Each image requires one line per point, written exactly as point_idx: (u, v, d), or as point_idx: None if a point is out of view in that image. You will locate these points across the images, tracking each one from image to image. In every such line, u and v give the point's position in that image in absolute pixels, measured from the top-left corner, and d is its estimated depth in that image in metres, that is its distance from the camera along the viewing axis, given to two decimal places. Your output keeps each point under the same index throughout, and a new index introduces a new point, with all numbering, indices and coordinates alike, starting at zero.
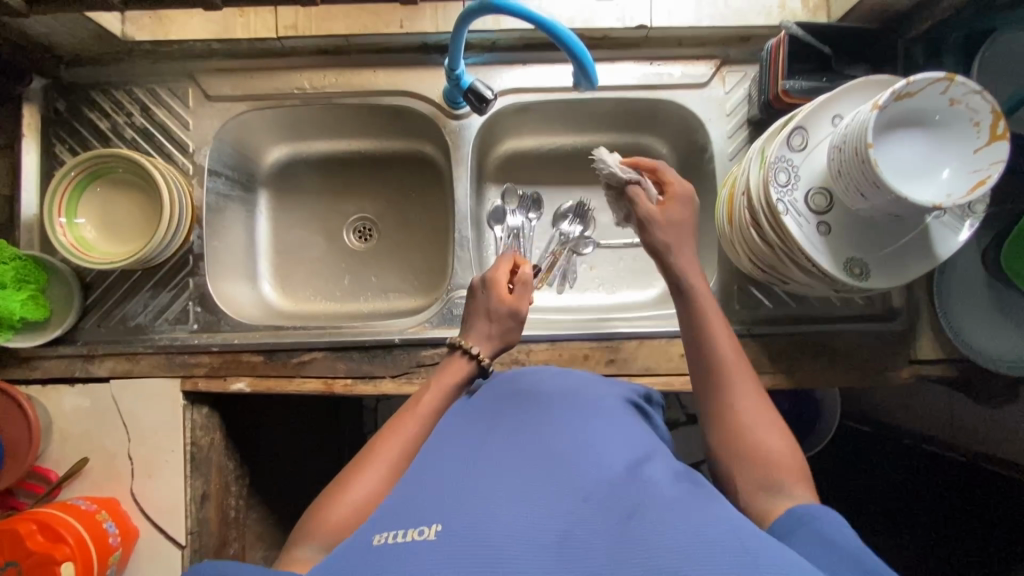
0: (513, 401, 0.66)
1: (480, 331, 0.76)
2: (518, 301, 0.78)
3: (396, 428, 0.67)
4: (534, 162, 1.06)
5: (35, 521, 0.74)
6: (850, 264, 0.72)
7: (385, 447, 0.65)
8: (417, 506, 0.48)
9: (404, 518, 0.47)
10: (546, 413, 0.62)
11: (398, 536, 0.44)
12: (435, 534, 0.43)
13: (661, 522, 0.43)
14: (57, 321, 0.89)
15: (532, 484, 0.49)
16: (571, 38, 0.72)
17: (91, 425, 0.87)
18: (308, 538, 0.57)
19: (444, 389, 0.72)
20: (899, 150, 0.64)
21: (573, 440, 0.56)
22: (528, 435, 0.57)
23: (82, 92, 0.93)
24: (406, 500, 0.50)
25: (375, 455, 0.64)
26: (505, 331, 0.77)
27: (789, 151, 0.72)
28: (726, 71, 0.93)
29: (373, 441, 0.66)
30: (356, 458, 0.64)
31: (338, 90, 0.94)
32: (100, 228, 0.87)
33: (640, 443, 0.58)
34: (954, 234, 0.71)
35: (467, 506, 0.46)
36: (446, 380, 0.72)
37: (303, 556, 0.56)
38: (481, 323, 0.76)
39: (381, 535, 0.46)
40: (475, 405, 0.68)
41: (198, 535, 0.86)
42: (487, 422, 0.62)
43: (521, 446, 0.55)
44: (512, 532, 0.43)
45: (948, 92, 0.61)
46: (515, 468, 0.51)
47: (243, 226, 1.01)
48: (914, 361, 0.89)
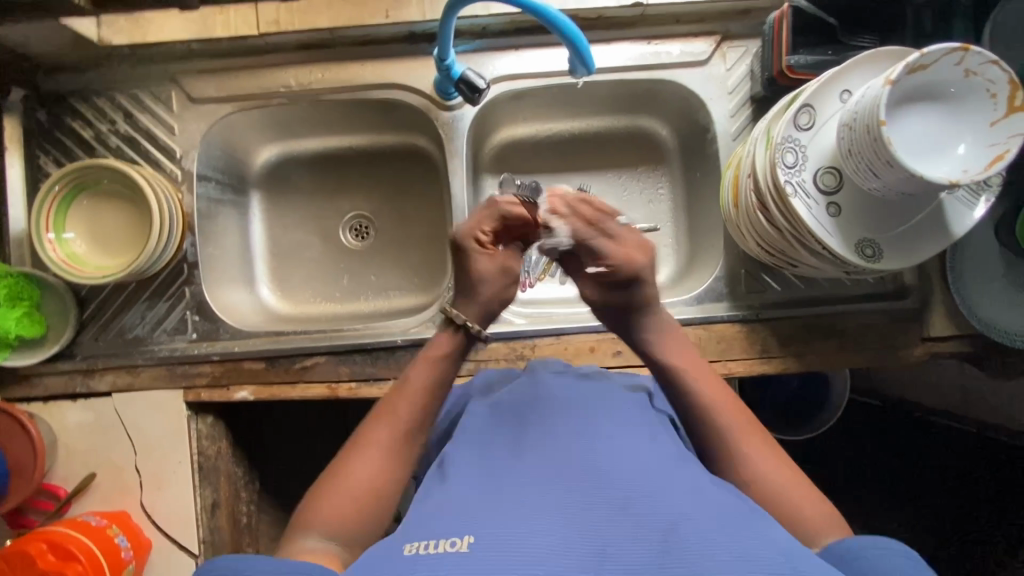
0: (531, 406, 0.64)
1: (479, 300, 0.70)
2: (512, 258, 0.71)
3: (390, 406, 0.64)
4: (531, 150, 1.03)
5: (46, 540, 0.75)
6: (862, 246, 0.70)
7: (377, 433, 0.62)
8: (447, 518, 0.46)
9: (434, 529, 0.45)
10: (567, 416, 0.60)
11: (429, 547, 0.43)
12: (467, 547, 0.42)
13: (702, 537, 0.42)
14: (54, 336, 0.88)
15: (564, 495, 0.48)
16: (564, 21, 0.69)
17: (95, 439, 0.86)
18: (312, 529, 0.56)
19: (434, 364, 0.67)
20: (913, 126, 0.61)
21: (601, 445, 0.54)
22: (553, 442, 0.56)
23: (63, 100, 0.90)
24: (432, 512, 0.48)
25: (373, 437, 0.62)
26: (481, 289, 0.69)
27: (796, 130, 0.69)
28: (726, 48, 0.89)
29: (370, 420, 0.64)
30: (355, 441, 0.62)
31: (325, 86, 0.91)
32: (90, 240, 0.85)
33: (666, 445, 0.57)
34: (969, 210, 0.68)
35: (499, 517, 0.45)
36: (435, 357, 0.67)
37: (308, 547, 0.55)
38: (482, 291, 0.69)
39: (412, 544, 0.44)
40: (496, 410, 0.66)
41: (211, 544, 0.86)
42: (509, 430, 0.61)
43: (547, 454, 0.54)
44: (549, 545, 0.42)
45: (963, 63, 0.58)
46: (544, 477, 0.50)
47: (236, 229, 0.99)
48: (927, 339, 0.87)
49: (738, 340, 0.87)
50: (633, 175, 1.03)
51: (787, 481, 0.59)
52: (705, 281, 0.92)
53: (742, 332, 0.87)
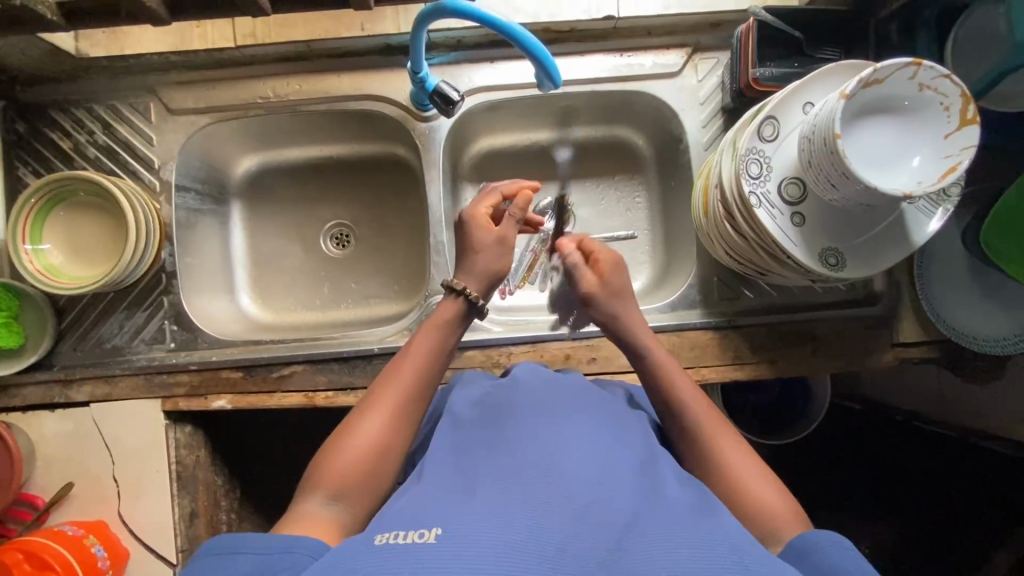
0: (507, 404, 0.65)
1: (474, 271, 0.75)
2: (507, 228, 0.79)
3: (397, 370, 0.66)
4: (510, 159, 1.05)
5: (21, 550, 0.75)
6: (826, 255, 0.71)
7: (385, 392, 0.64)
8: (416, 513, 0.47)
9: (404, 522, 0.45)
10: (542, 414, 0.61)
11: (399, 537, 0.43)
12: (436, 538, 0.43)
13: (661, 538, 0.44)
14: (32, 347, 0.88)
15: (533, 491, 0.48)
16: (527, 40, 0.70)
17: (73, 449, 0.87)
18: (313, 492, 0.55)
19: (438, 330, 0.70)
20: (869, 138, 0.63)
21: (571, 444, 0.55)
22: (527, 437, 0.56)
23: (42, 112, 0.91)
24: (401, 508, 0.49)
25: (373, 402, 0.63)
26: (487, 259, 0.76)
27: (760, 142, 0.71)
28: (697, 59, 0.91)
29: (371, 390, 0.65)
30: (356, 409, 0.63)
31: (303, 98, 0.92)
32: (67, 251, 0.85)
33: (634, 449, 0.58)
34: (929, 219, 0.70)
35: (468, 513, 0.45)
36: (439, 322, 0.71)
37: (311, 510, 0.54)
38: (477, 258, 0.76)
39: (384, 534, 0.44)
40: (473, 405, 0.67)
41: (189, 553, 0.86)
42: (481, 427, 0.61)
43: (518, 448, 0.54)
44: (516, 541, 0.43)
45: (915, 77, 0.60)
46: (515, 472, 0.50)
47: (216, 238, 1.00)
48: (897, 344, 0.89)
49: (711, 347, 0.88)
50: (610, 183, 1.05)
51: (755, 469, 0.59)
52: (680, 288, 0.93)
53: (715, 339, 0.88)
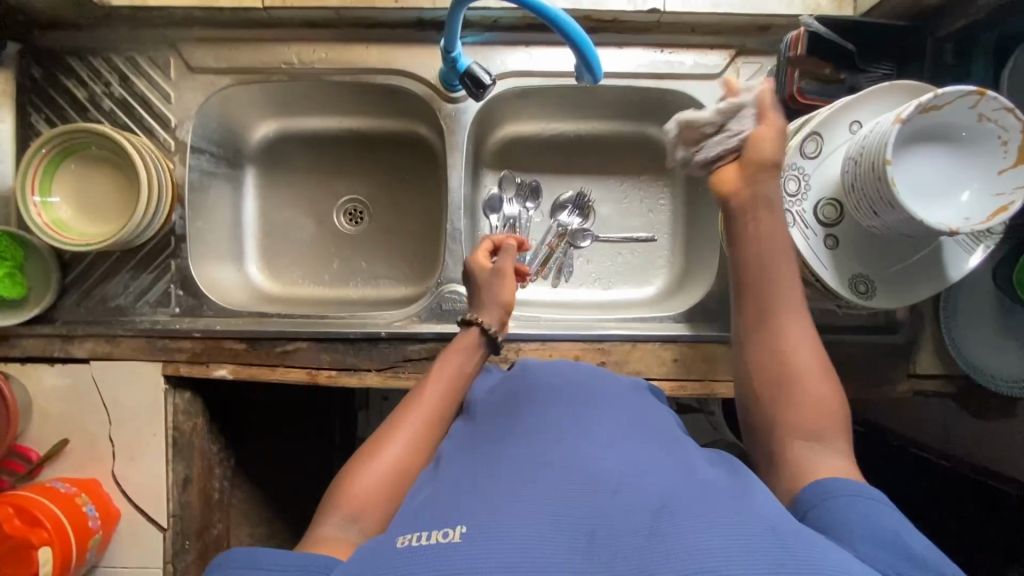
0: (522, 392, 0.64)
1: (484, 304, 0.77)
2: (506, 261, 0.80)
3: (420, 395, 0.66)
4: (534, 148, 1.02)
5: (12, 505, 0.73)
6: (856, 281, 0.69)
7: (408, 414, 0.64)
8: (434, 512, 0.46)
9: (422, 523, 0.44)
10: (559, 403, 0.60)
11: (422, 538, 0.42)
12: (459, 537, 0.41)
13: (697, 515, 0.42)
14: (35, 299, 0.87)
15: (556, 479, 0.47)
16: (573, 28, 0.67)
17: (70, 406, 0.86)
18: (332, 513, 0.54)
19: (460, 357, 0.72)
20: (920, 166, 0.60)
21: (596, 435, 0.53)
22: (544, 426, 0.55)
23: (58, 58, 0.88)
24: (419, 508, 0.48)
25: (396, 425, 0.62)
26: (494, 294, 0.78)
27: (802, 158, 0.68)
28: (740, 62, 0.87)
29: (393, 413, 0.65)
30: (379, 430, 0.63)
31: (328, 67, 0.89)
32: (75, 206, 0.83)
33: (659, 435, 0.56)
34: (967, 255, 0.68)
35: (489, 506, 0.44)
36: (460, 349, 0.72)
37: (330, 532, 0.52)
38: (483, 295, 0.78)
39: (404, 537, 0.43)
40: (491, 396, 0.66)
41: (179, 518, 0.86)
42: (499, 420, 0.59)
43: (539, 440, 0.53)
44: (545, 534, 0.41)
45: (977, 107, 0.57)
46: (533, 462, 0.49)
47: (228, 204, 0.97)
48: (912, 376, 0.87)
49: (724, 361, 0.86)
50: (635, 183, 1.02)
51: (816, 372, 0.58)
52: (697, 298, 0.91)
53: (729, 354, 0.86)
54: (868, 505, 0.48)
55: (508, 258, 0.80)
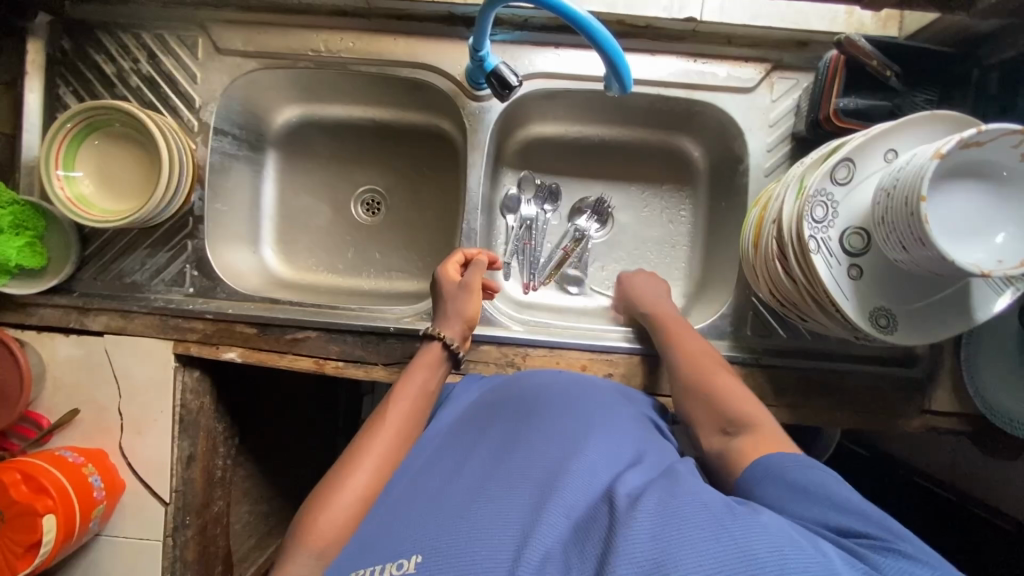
0: (497, 400, 0.66)
1: (446, 317, 0.74)
2: (475, 277, 0.76)
3: (382, 417, 0.64)
4: (556, 150, 1.00)
5: (20, 471, 0.75)
6: (878, 315, 0.67)
7: (373, 439, 0.62)
8: (398, 538, 0.49)
9: (385, 552, 0.48)
10: (529, 412, 0.61)
11: (379, 572, 0.46)
12: (415, 567, 0.45)
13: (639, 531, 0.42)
14: (54, 269, 0.88)
15: (507, 494, 0.49)
16: (604, 37, 0.65)
17: (83, 377, 0.87)
18: (300, 552, 0.53)
19: (420, 374, 0.69)
20: (955, 203, 0.58)
21: (555, 448, 0.54)
22: (508, 440, 0.57)
23: (89, 31, 0.88)
24: (386, 528, 0.51)
25: (358, 453, 0.60)
26: (457, 307, 0.75)
27: (832, 184, 0.66)
28: (776, 77, 0.84)
29: (356, 440, 0.62)
30: (342, 459, 0.60)
31: (354, 57, 0.88)
32: (98, 181, 0.84)
33: (626, 444, 0.56)
34: (995, 296, 0.65)
35: (440, 528, 0.47)
36: (422, 366, 0.70)
37: (299, 574, 0.52)
38: (446, 308, 0.75)
39: (365, 570, 0.47)
40: (472, 406, 0.67)
41: (182, 494, 0.87)
42: (474, 433, 0.61)
43: (501, 458, 0.54)
44: (488, 553, 0.44)
45: (1020, 147, 0.54)
46: (489, 479, 0.52)
47: (247, 186, 0.97)
48: (927, 411, 0.85)
49: None
50: (656, 193, 1.00)
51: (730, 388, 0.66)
52: (711, 316, 0.89)
53: (740, 375, 0.85)
54: (807, 467, 0.52)
55: (478, 274, 0.76)
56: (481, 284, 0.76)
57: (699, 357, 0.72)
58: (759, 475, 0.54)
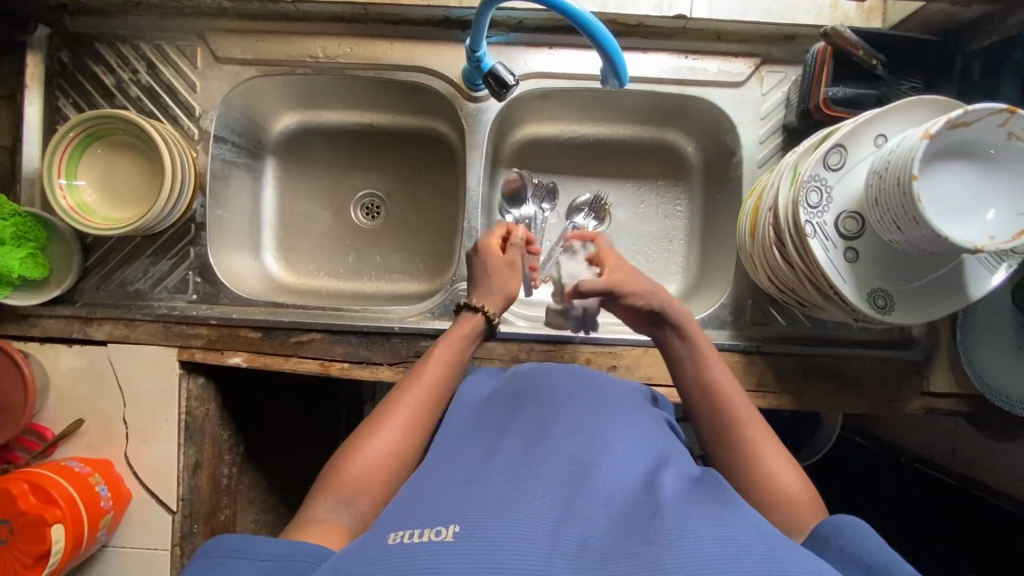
0: (521, 396, 0.64)
1: (482, 291, 0.76)
2: (515, 256, 0.79)
3: (415, 379, 0.66)
4: (553, 149, 1.02)
5: (28, 481, 0.74)
6: (875, 296, 0.68)
7: (401, 400, 0.64)
8: (431, 508, 0.45)
9: (417, 518, 0.44)
10: (559, 409, 0.59)
11: (414, 536, 0.42)
12: (454, 536, 0.41)
13: (686, 527, 0.41)
14: (56, 280, 0.88)
15: (548, 482, 0.47)
16: (600, 30, 0.67)
17: (86, 387, 0.87)
18: (325, 495, 0.55)
19: (455, 344, 0.71)
20: (946, 184, 0.60)
21: (587, 440, 0.53)
22: (542, 432, 0.55)
23: (88, 44, 0.89)
24: (410, 503, 0.48)
25: (390, 410, 0.63)
26: (495, 283, 0.76)
27: (825, 170, 0.67)
28: (765, 71, 0.87)
29: (388, 398, 0.65)
30: (373, 415, 0.63)
31: (352, 62, 0.89)
32: (100, 190, 0.85)
33: (654, 446, 0.56)
34: (989, 274, 0.67)
35: (481, 505, 0.44)
36: (459, 335, 0.72)
37: (321, 515, 0.54)
38: (483, 282, 0.77)
39: (396, 533, 0.43)
40: (491, 401, 0.66)
41: (189, 502, 0.87)
42: (496, 424, 0.60)
43: (533, 444, 0.53)
44: (535, 536, 0.41)
45: (1006, 125, 0.56)
46: (528, 465, 0.49)
47: (248, 193, 0.98)
48: (926, 393, 0.86)
49: (735, 370, 0.86)
50: (652, 189, 1.02)
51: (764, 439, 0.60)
52: (711, 306, 0.90)
53: (741, 364, 0.86)
54: (871, 529, 0.48)
55: (517, 253, 0.80)
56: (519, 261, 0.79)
57: (747, 410, 0.62)
58: (821, 540, 0.49)
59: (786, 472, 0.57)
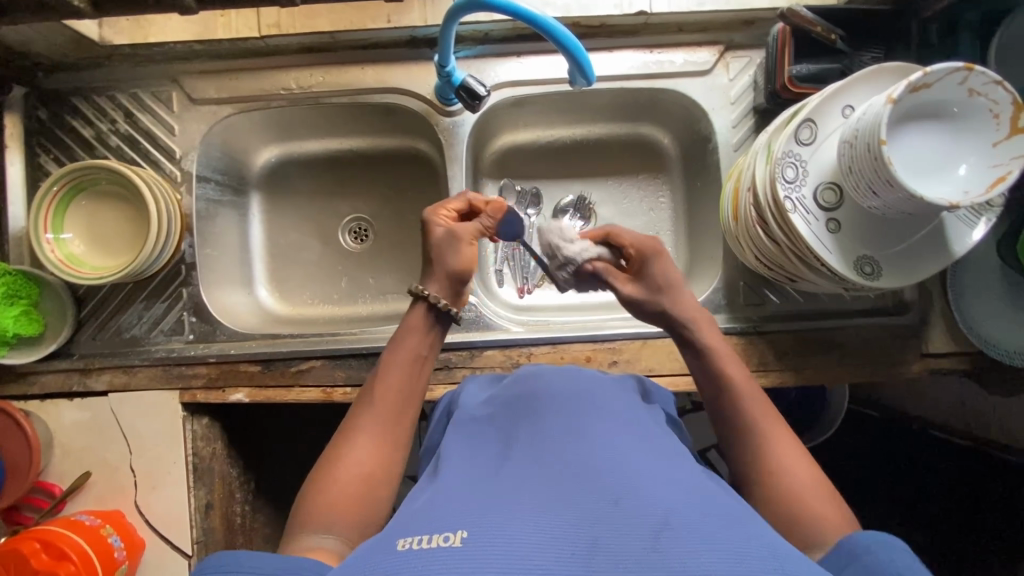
0: (521, 404, 0.64)
1: (438, 270, 0.68)
2: (466, 227, 0.71)
3: (374, 394, 0.63)
4: (531, 155, 1.03)
5: (39, 539, 0.75)
6: (862, 263, 0.69)
7: (364, 420, 0.61)
8: (438, 515, 0.45)
9: (426, 526, 0.44)
10: (564, 415, 0.59)
11: (421, 542, 0.41)
12: (461, 541, 0.41)
13: (694, 529, 0.41)
14: (51, 335, 0.88)
15: (556, 490, 0.47)
16: (562, 34, 0.68)
17: (91, 439, 0.86)
18: (309, 528, 0.54)
19: (409, 339, 0.66)
20: (914, 147, 0.61)
21: (592, 445, 0.53)
22: (548, 440, 0.55)
23: (63, 98, 0.90)
24: (416, 512, 0.47)
25: (352, 431, 0.60)
26: (444, 258, 0.69)
27: (798, 145, 0.69)
28: (729, 57, 0.89)
29: (349, 416, 0.63)
30: (337, 436, 0.61)
31: (326, 89, 0.91)
32: (88, 242, 0.85)
33: (654, 442, 0.56)
34: (969, 229, 0.68)
35: (489, 514, 0.44)
36: (410, 330, 0.67)
37: (311, 546, 0.52)
38: (437, 260, 0.69)
39: (405, 539, 0.42)
40: (489, 408, 0.66)
41: (204, 545, 0.86)
42: (499, 433, 0.60)
43: (537, 455, 0.53)
44: (541, 544, 0.41)
45: (965, 83, 0.58)
46: (536, 476, 0.49)
47: (235, 230, 0.99)
48: (926, 355, 0.86)
49: (735, 353, 0.86)
50: (633, 183, 1.03)
51: (816, 488, 0.55)
52: (704, 292, 0.91)
53: (740, 346, 0.86)
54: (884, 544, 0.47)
55: (470, 225, 0.71)
56: (471, 234, 0.71)
57: (773, 428, 0.60)
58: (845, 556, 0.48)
59: (823, 503, 0.54)
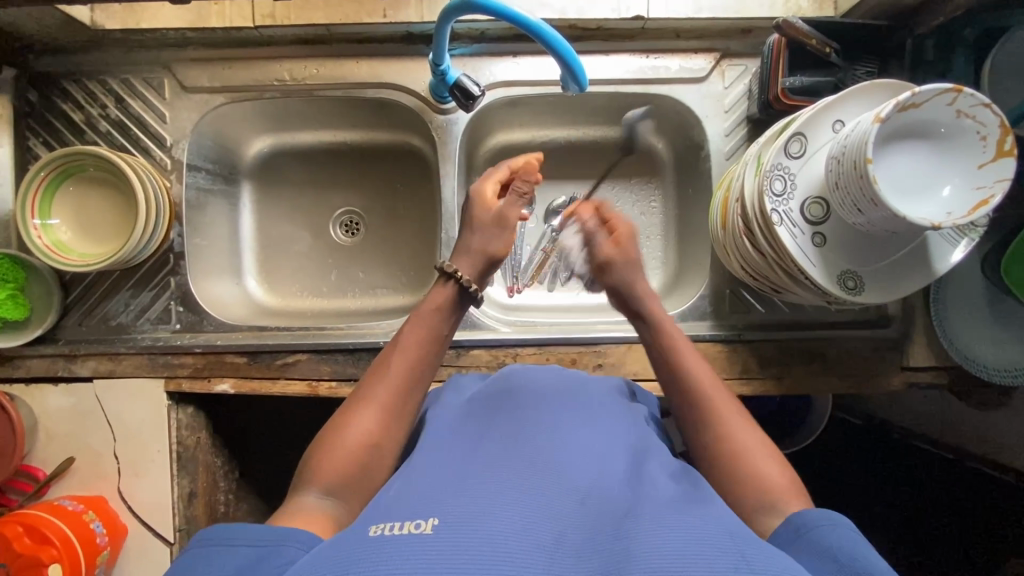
0: (501, 400, 0.65)
1: (471, 251, 0.70)
2: (512, 208, 0.72)
3: (387, 365, 0.64)
4: (525, 155, 1.03)
5: (21, 523, 0.75)
6: (844, 278, 0.70)
7: (376, 388, 0.62)
8: (411, 503, 0.46)
9: (400, 512, 0.44)
10: (541, 411, 0.60)
11: (394, 528, 0.42)
12: (433, 528, 0.42)
13: (659, 523, 0.42)
14: (37, 319, 0.88)
15: (528, 481, 0.48)
16: (556, 39, 0.68)
17: (75, 425, 0.86)
18: (308, 486, 0.55)
19: (429, 318, 0.67)
20: (900, 165, 0.61)
21: (566, 440, 0.54)
22: (524, 433, 0.56)
23: (54, 82, 0.89)
24: (390, 500, 0.48)
25: (364, 399, 0.61)
26: (485, 241, 0.71)
27: (787, 158, 0.69)
28: (725, 65, 0.89)
29: (362, 384, 0.63)
30: (349, 402, 0.62)
31: (319, 82, 0.90)
32: (75, 227, 0.85)
33: (629, 441, 0.57)
34: (951, 248, 0.69)
35: (460, 502, 0.44)
36: (431, 308, 0.68)
37: (305, 504, 0.53)
38: (472, 238, 0.71)
39: (378, 525, 0.43)
40: (471, 403, 0.67)
41: (186, 532, 0.86)
42: (475, 424, 0.61)
43: (512, 445, 0.54)
44: (510, 533, 0.42)
45: (954, 104, 0.58)
46: (510, 465, 0.50)
47: (226, 220, 0.99)
48: (906, 368, 0.88)
49: (718, 360, 0.87)
50: (625, 186, 1.03)
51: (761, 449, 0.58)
52: (691, 298, 0.91)
53: (723, 353, 0.87)
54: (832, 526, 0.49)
55: (514, 208, 0.72)
56: (517, 219, 0.72)
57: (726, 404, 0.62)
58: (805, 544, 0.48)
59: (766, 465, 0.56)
